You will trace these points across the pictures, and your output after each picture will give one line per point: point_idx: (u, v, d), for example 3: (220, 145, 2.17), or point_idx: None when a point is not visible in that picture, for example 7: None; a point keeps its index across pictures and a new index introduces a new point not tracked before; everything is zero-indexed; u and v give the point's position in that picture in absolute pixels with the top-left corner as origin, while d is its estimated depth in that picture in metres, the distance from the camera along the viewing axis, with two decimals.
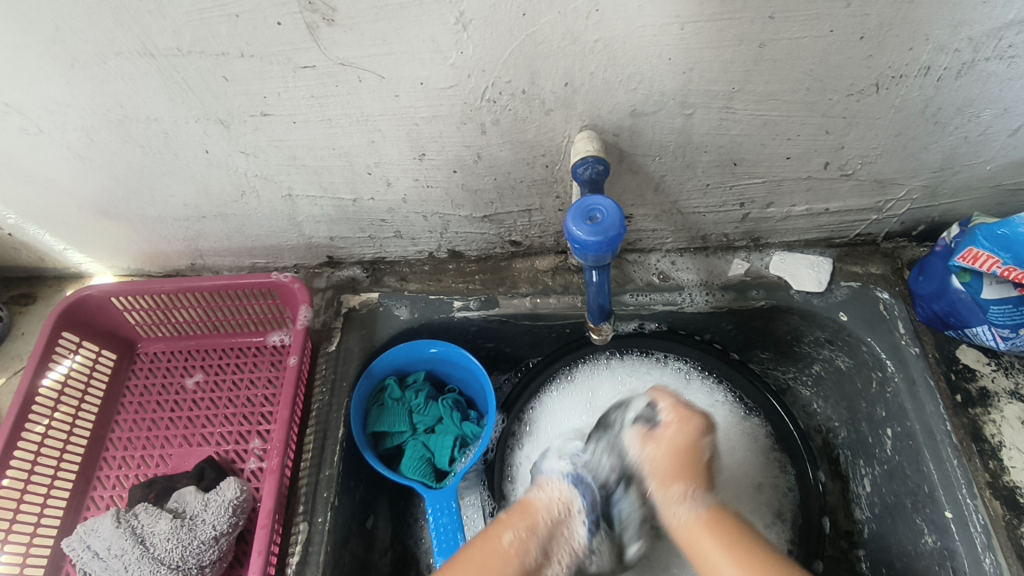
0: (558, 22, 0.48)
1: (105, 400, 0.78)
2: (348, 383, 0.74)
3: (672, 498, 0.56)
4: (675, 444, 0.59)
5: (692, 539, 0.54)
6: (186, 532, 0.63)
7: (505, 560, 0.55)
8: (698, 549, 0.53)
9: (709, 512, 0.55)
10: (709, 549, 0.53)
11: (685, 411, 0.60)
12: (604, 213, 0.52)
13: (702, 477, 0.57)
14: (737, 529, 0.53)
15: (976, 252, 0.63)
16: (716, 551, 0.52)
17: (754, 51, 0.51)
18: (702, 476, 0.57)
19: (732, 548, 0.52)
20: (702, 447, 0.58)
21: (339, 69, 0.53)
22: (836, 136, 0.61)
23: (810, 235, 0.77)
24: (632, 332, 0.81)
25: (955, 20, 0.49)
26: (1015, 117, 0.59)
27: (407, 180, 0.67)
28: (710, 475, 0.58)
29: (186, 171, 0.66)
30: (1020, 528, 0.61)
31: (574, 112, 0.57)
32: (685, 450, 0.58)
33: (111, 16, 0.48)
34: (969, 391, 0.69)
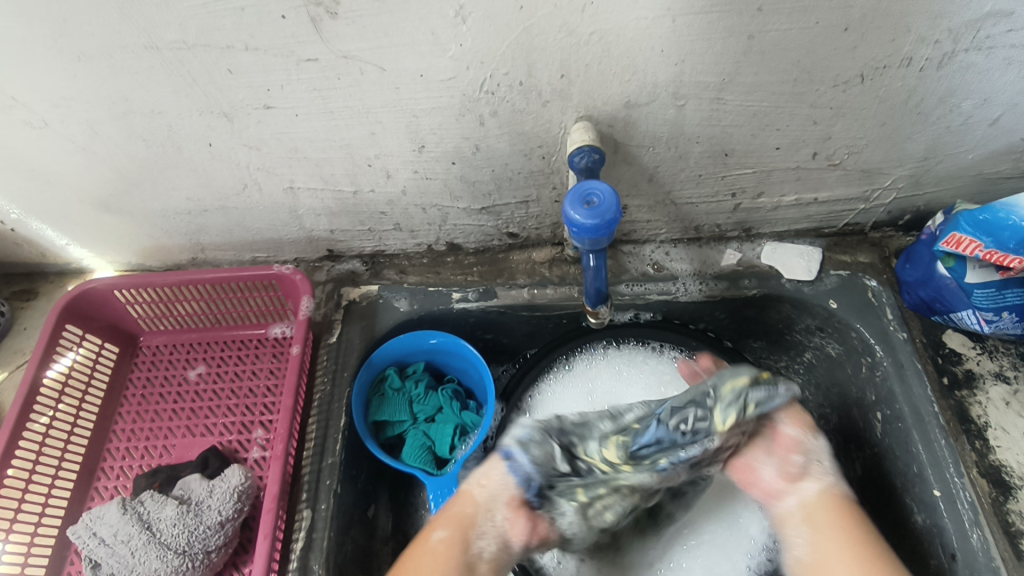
0: (554, 14, 0.50)
1: (108, 393, 0.78)
2: (349, 374, 0.75)
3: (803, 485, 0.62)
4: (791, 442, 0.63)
5: (811, 515, 0.60)
6: (191, 517, 0.64)
7: (437, 559, 0.56)
8: (821, 528, 0.59)
9: (836, 500, 0.60)
10: (831, 525, 0.58)
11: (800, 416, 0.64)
12: (601, 198, 0.54)
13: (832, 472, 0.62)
14: (852, 514, 0.59)
15: (959, 237, 0.65)
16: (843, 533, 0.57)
17: (744, 43, 0.53)
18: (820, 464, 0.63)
19: (852, 531, 0.58)
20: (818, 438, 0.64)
21: (341, 62, 0.54)
22: (823, 127, 0.63)
23: (799, 226, 0.79)
24: (628, 323, 0.82)
25: (934, 13, 0.51)
26: (994, 107, 0.61)
27: (406, 171, 0.68)
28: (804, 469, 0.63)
29: (189, 165, 0.67)
30: (1006, 505, 0.63)
31: (570, 103, 0.59)
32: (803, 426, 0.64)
33: (119, 11, 0.50)
34: (956, 373, 0.71)
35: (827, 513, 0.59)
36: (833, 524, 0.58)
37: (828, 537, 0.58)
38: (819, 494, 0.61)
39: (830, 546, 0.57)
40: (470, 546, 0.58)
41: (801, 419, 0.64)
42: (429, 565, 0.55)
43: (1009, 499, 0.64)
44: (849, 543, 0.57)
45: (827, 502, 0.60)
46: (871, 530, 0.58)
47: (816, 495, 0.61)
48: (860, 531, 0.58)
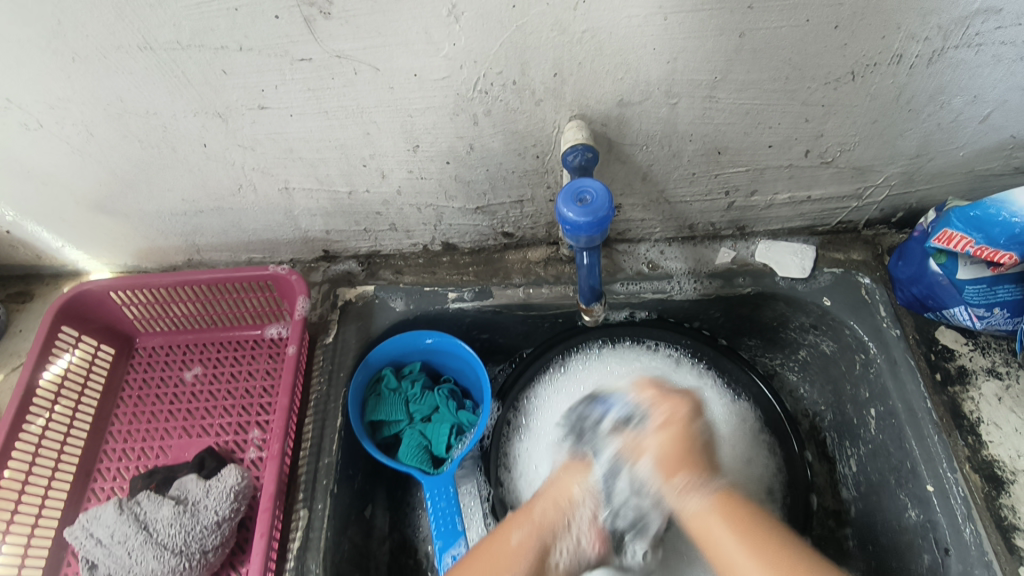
0: (546, 13, 0.51)
1: (104, 394, 0.78)
2: (345, 374, 0.75)
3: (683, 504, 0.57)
4: (668, 449, 0.59)
5: (703, 527, 0.55)
6: (188, 517, 0.64)
7: (517, 557, 0.57)
8: (707, 528, 0.55)
9: (716, 501, 0.57)
10: (719, 534, 0.54)
11: (673, 397, 0.63)
12: (593, 195, 0.54)
13: (701, 469, 0.59)
14: (744, 515, 0.55)
15: (950, 234, 0.66)
16: (727, 539, 0.53)
17: (735, 41, 0.54)
18: (698, 467, 0.59)
19: (746, 532, 0.53)
20: (695, 431, 0.61)
21: (335, 61, 0.54)
22: (815, 124, 0.64)
23: (793, 224, 0.79)
24: (623, 321, 0.83)
25: (924, 9, 0.51)
26: (984, 104, 0.62)
27: (401, 171, 0.68)
28: (710, 459, 0.60)
29: (184, 166, 0.67)
30: (999, 499, 0.63)
31: (563, 102, 0.59)
32: (682, 438, 0.60)
33: (113, 10, 0.50)
34: (948, 369, 0.71)
35: (715, 522, 0.55)
36: (717, 524, 0.55)
37: (726, 542, 0.53)
38: (703, 505, 0.56)
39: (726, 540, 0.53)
40: (549, 555, 0.59)
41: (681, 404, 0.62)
42: (510, 564, 0.57)
43: (1002, 493, 0.63)
44: (743, 544, 0.52)
45: (703, 510, 0.56)
46: (768, 524, 0.54)
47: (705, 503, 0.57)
48: (750, 531, 0.53)
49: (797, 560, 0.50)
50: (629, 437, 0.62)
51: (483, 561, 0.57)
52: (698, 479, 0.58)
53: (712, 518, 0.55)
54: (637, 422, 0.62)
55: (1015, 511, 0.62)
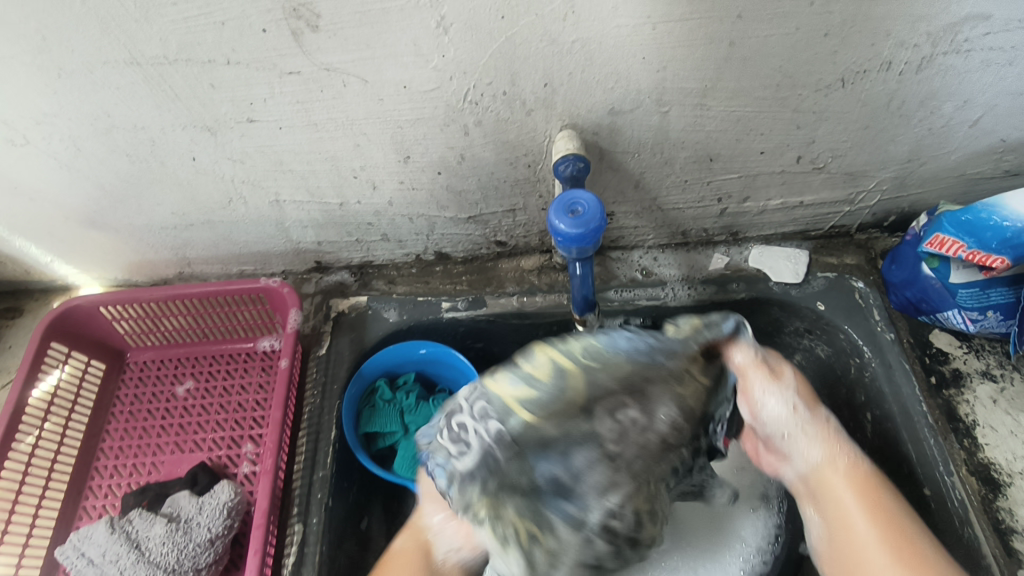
0: (535, 24, 0.50)
1: (95, 411, 0.78)
2: (339, 386, 0.74)
3: (826, 481, 0.59)
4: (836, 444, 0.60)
5: (831, 490, 0.58)
6: (181, 535, 0.63)
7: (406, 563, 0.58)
8: (838, 499, 0.58)
9: (853, 469, 0.59)
10: (850, 501, 0.57)
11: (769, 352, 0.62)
12: (585, 206, 0.54)
13: (824, 425, 0.61)
14: (875, 479, 0.58)
15: (943, 238, 0.66)
16: (859, 512, 0.56)
17: (724, 49, 0.54)
18: (814, 407, 0.61)
19: (881, 509, 0.56)
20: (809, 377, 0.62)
21: (324, 74, 0.54)
22: (807, 131, 0.64)
23: (785, 229, 0.79)
24: (617, 328, 0.80)
25: (913, 16, 0.51)
26: (974, 108, 0.62)
27: (392, 182, 0.68)
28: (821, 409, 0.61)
29: (173, 180, 0.66)
30: (996, 502, 0.64)
31: (554, 112, 0.59)
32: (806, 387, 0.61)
33: (98, 25, 0.49)
34: (943, 372, 0.71)
35: (849, 484, 0.58)
36: (854, 504, 0.57)
37: (861, 521, 0.56)
38: (828, 456, 0.60)
39: (852, 509, 0.57)
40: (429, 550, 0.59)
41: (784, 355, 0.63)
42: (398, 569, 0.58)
43: (999, 496, 0.64)
44: (874, 524, 0.55)
45: (848, 473, 0.59)
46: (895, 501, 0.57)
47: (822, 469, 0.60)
48: (886, 505, 0.56)
49: (906, 523, 0.55)
50: (766, 374, 0.60)
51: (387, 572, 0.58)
52: (837, 435, 0.60)
53: (840, 478, 0.59)
54: (761, 352, 0.60)
55: (1012, 514, 0.63)
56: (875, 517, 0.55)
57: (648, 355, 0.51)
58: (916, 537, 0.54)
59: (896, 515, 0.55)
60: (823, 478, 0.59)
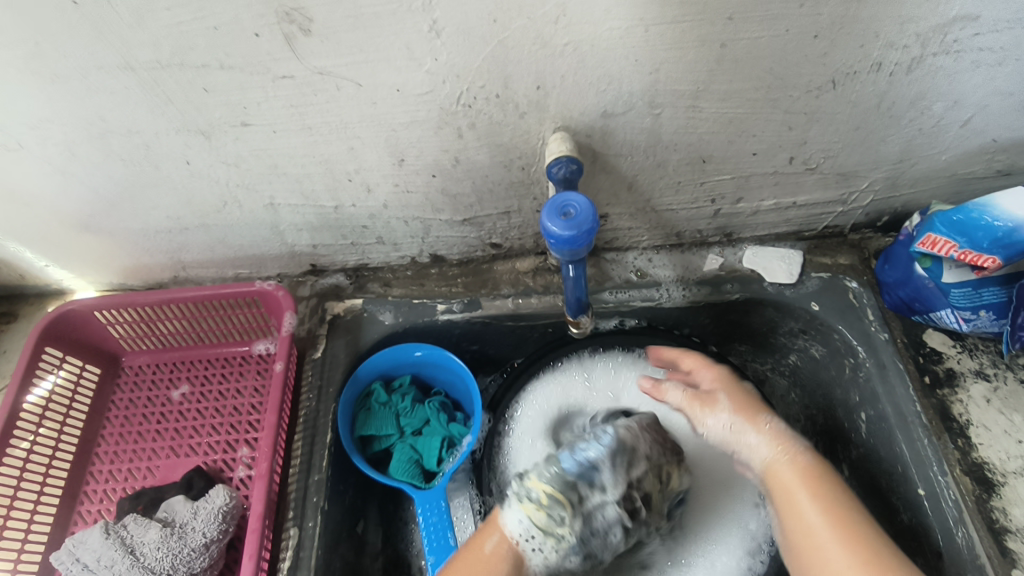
0: (527, 27, 0.51)
1: (90, 416, 0.78)
2: (334, 389, 0.75)
3: (775, 475, 0.61)
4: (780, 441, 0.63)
5: (783, 486, 0.60)
6: (175, 540, 0.63)
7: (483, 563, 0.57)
8: (787, 492, 0.59)
9: (798, 464, 0.60)
10: (800, 496, 0.58)
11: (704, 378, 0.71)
12: (577, 209, 0.54)
13: (765, 429, 0.64)
14: (818, 470, 0.60)
15: (935, 238, 0.66)
16: (807, 500, 0.57)
17: (716, 51, 0.54)
18: (755, 416, 0.65)
19: (823, 496, 0.57)
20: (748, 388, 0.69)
21: (317, 78, 0.54)
22: (798, 132, 0.64)
23: (779, 230, 0.80)
24: (612, 329, 0.82)
25: (901, 18, 0.52)
26: (965, 109, 0.62)
27: (387, 185, 0.68)
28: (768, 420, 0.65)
29: (168, 184, 0.66)
30: (990, 501, 0.63)
31: (547, 114, 0.59)
32: (741, 394, 0.68)
33: (91, 30, 0.49)
34: (936, 372, 0.71)
35: (793, 475, 0.60)
36: (801, 492, 0.58)
37: (809, 510, 0.57)
38: (772, 451, 0.63)
39: (802, 500, 0.58)
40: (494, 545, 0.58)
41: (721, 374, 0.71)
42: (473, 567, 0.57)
43: (993, 496, 0.63)
44: (823, 514, 0.56)
45: (794, 466, 0.60)
46: (845, 492, 0.58)
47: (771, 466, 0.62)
48: (826, 494, 0.57)
49: (853, 511, 0.56)
50: (701, 403, 0.69)
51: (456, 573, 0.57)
52: (778, 434, 0.64)
53: (784, 470, 0.61)
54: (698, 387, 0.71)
55: (1006, 514, 0.62)
56: (822, 505, 0.56)
57: (595, 452, 0.61)
58: (858, 525, 0.55)
59: (835, 503, 0.57)
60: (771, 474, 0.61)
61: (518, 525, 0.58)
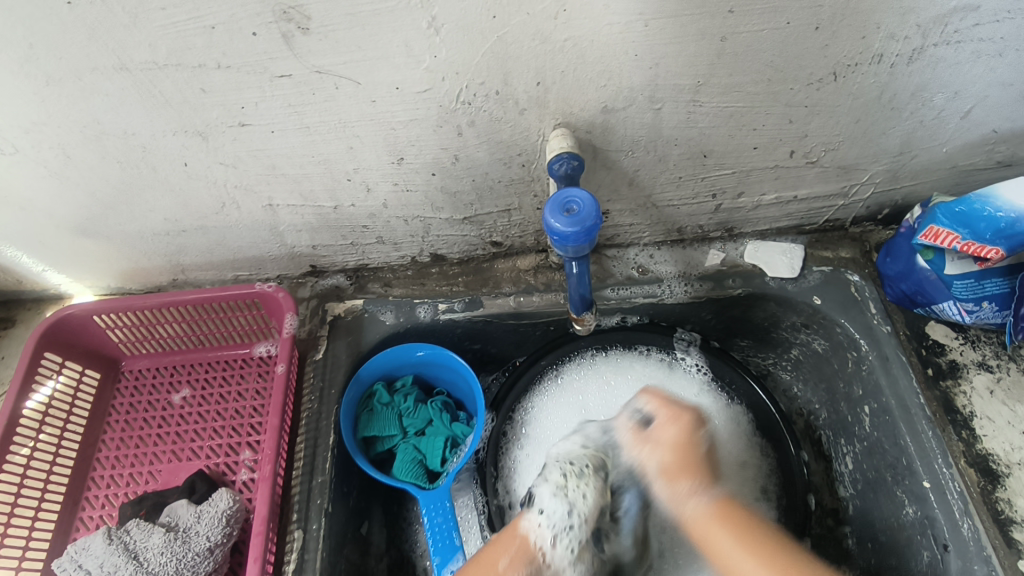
0: (527, 23, 0.50)
1: (90, 421, 0.77)
2: (336, 391, 0.74)
3: (675, 496, 0.59)
4: (671, 446, 0.61)
5: (704, 532, 0.57)
6: (179, 544, 0.63)
7: None
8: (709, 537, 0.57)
9: (717, 506, 0.58)
10: (723, 541, 0.56)
11: (676, 408, 0.63)
12: (580, 205, 0.54)
13: (706, 472, 0.60)
14: (738, 517, 0.57)
15: (937, 229, 0.66)
16: (728, 542, 0.55)
17: (716, 45, 0.54)
18: (698, 463, 0.60)
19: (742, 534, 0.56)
20: (698, 442, 0.61)
21: (315, 76, 0.54)
22: (799, 125, 0.64)
23: (780, 224, 0.79)
24: (615, 326, 0.82)
25: (903, 9, 0.52)
26: (965, 100, 0.62)
27: (386, 184, 0.68)
28: (712, 466, 0.61)
29: (165, 185, 0.66)
30: (994, 493, 0.63)
31: (547, 111, 0.59)
32: (681, 447, 0.61)
33: (86, 32, 0.49)
34: (940, 364, 0.71)
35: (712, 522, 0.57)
36: (724, 534, 0.56)
37: (741, 563, 0.54)
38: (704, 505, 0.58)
39: (732, 555, 0.54)
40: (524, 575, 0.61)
41: (664, 405, 0.64)
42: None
43: (998, 487, 0.63)
44: (754, 560, 0.53)
45: (707, 511, 0.58)
46: (764, 529, 0.56)
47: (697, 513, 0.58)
48: (768, 552, 0.54)
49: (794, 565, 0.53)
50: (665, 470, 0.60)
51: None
52: (705, 491, 0.59)
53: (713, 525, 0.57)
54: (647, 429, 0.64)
55: (1010, 505, 0.62)
56: (738, 542, 0.55)
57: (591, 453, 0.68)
58: (782, 562, 0.53)
59: (765, 547, 0.54)
60: (663, 467, 0.60)
61: (551, 512, 0.62)
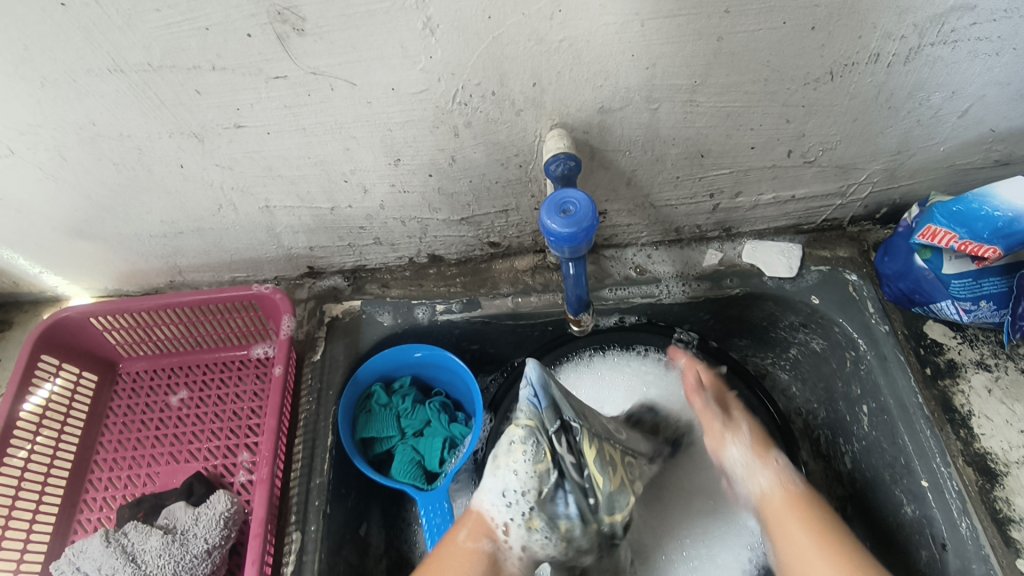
0: (522, 23, 0.50)
1: (88, 423, 0.77)
2: (334, 392, 0.74)
3: (754, 471, 0.67)
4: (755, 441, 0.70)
5: (776, 512, 0.63)
6: (177, 547, 0.63)
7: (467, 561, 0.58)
8: (782, 523, 0.62)
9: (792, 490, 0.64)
10: (790, 521, 0.62)
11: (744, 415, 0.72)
12: (576, 206, 0.54)
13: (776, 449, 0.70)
14: (808, 499, 0.63)
15: (935, 229, 0.66)
16: (801, 528, 0.60)
17: (713, 45, 0.53)
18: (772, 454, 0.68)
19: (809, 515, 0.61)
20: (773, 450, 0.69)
21: (311, 78, 0.54)
22: (796, 125, 0.64)
23: (778, 223, 0.79)
24: (613, 326, 0.82)
25: (899, 8, 0.51)
26: (963, 99, 0.62)
27: (383, 186, 0.68)
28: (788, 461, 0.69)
29: (161, 187, 0.66)
30: (993, 492, 0.63)
31: (544, 111, 0.59)
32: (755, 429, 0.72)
33: (80, 34, 0.49)
34: (938, 363, 0.71)
35: (786, 503, 0.63)
36: (792, 514, 0.62)
37: (797, 534, 0.60)
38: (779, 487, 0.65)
39: (805, 544, 0.59)
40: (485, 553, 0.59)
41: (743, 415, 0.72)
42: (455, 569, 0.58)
43: (996, 486, 0.63)
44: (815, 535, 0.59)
45: (784, 494, 0.64)
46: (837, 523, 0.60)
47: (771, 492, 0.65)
48: (818, 519, 0.61)
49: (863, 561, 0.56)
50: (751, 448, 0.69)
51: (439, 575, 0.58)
52: (782, 469, 0.67)
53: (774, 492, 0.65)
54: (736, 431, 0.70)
55: (1009, 504, 0.62)
56: (804, 518, 0.61)
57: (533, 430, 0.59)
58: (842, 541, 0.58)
59: (829, 529, 0.60)
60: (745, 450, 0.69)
61: (494, 494, 0.58)
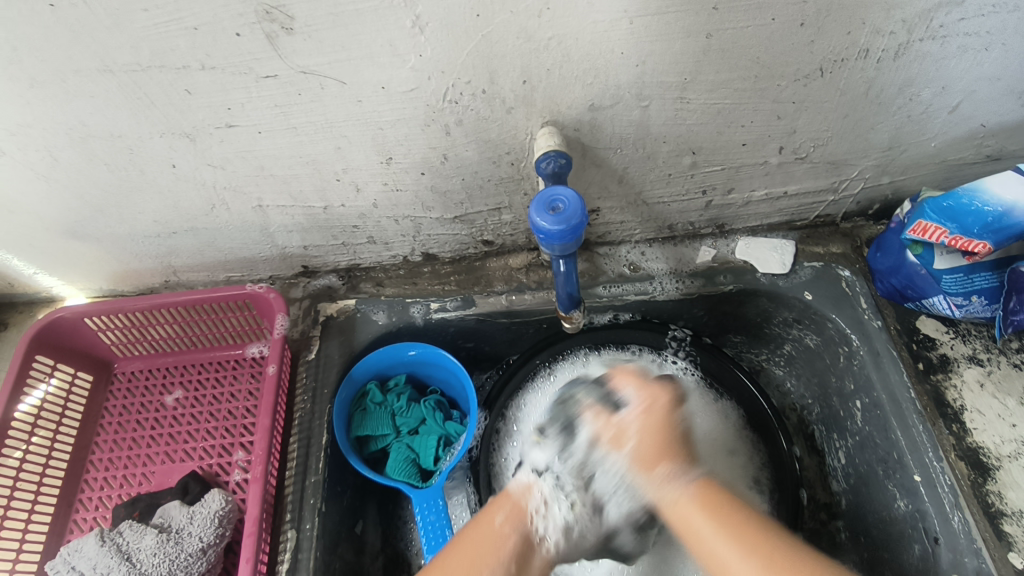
0: (511, 21, 0.50)
1: (83, 423, 0.77)
2: (329, 391, 0.74)
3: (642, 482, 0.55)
4: (651, 424, 0.57)
5: (681, 518, 0.53)
6: (172, 545, 0.63)
7: (497, 542, 0.56)
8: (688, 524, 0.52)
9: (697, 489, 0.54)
10: (699, 524, 0.51)
11: (654, 384, 0.59)
12: (566, 203, 0.54)
13: (679, 451, 0.57)
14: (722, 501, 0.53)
15: (925, 224, 0.66)
16: (706, 529, 0.50)
17: (702, 42, 0.54)
18: (681, 455, 0.57)
19: (725, 517, 0.51)
20: (674, 422, 0.58)
21: (301, 77, 0.54)
22: (787, 121, 0.64)
23: (771, 219, 0.80)
24: (607, 323, 0.82)
25: (887, 4, 0.52)
26: (953, 95, 0.62)
27: (375, 184, 0.68)
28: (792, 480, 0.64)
29: (154, 187, 0.66)
30: (985, 485, 0.63)
31: (534, 109, 0.59)
32: (659, 428, 0.57)
33: (69, 35, 0.49)
34: (930, 358, 0.71)
35: (693, 506, 0.53)
36: (697, 516, 0.52)
37: (715, 541, 0.49)
38: (688, 487, 0.54)
39: (716, 544, 0.49)
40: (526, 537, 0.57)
41: (632, 380, 0.60)
42: (490, 547, 0.55)
43: (988, 480, 0.63)
44: (723, 534, 0.49)
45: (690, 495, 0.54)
46: (742, 515, 0.51)
47: (675, 498, 0.54)
48: (727, 514, 0.51)
49: (765, 534, 0.49)
50: (610, 438, 0.57)
51: (462, 553, 0.55)
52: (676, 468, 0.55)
53: (690, 507, 0.53)
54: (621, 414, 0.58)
55: (1001, 498, 0.62)
56: (717, 526, 0.50)
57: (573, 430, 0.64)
58: (764, 535, 0.49)
59: (742, 523, 0.50)
60: (637, 453, 0.56)
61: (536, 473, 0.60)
